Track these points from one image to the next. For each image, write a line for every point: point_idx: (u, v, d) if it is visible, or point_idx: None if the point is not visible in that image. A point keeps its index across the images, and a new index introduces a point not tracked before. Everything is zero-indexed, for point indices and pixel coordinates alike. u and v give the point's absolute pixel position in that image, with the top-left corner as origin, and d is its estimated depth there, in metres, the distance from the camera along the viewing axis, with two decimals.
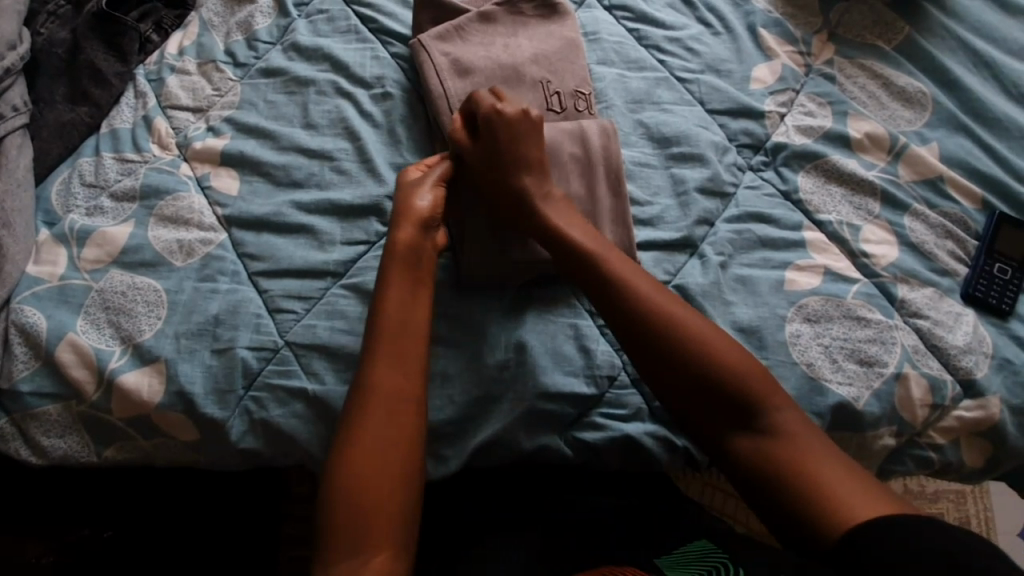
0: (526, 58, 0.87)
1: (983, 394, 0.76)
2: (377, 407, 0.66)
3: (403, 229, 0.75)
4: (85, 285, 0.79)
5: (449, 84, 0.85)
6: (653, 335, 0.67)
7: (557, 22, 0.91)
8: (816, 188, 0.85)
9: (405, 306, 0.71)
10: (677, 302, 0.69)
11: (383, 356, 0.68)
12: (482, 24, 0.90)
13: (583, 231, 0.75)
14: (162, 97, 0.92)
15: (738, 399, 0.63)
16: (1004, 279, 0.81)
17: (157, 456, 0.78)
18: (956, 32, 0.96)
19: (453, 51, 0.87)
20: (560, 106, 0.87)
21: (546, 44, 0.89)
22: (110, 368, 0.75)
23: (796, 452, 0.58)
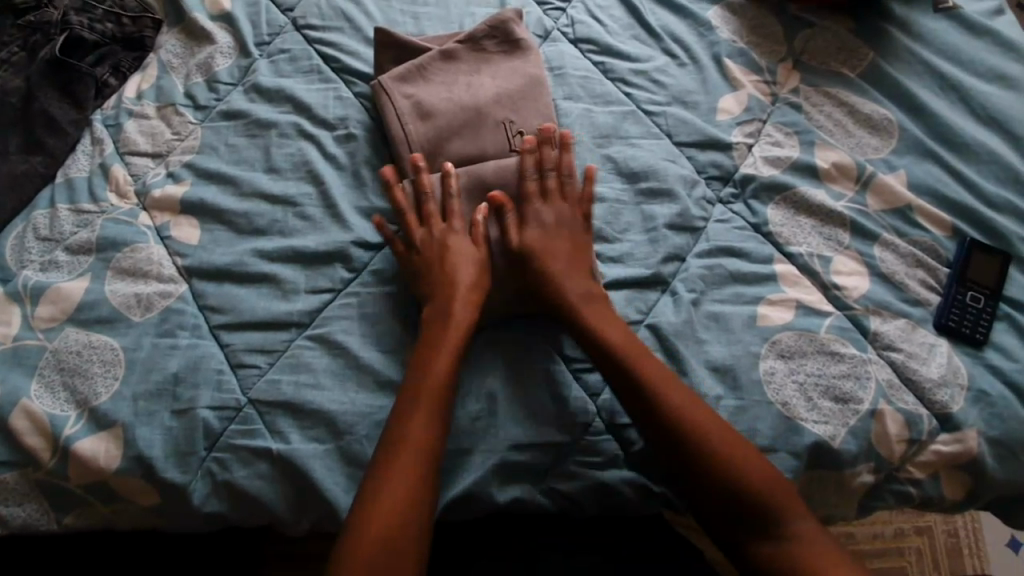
0: (490, 98, 0.86)
1: (960, 428, 0.75)
2: (380, 513, 0.64)
3: (437, 293, 0.76)
4: (39, 345, 0.77)
5: (412, 128, 0.84)
6: (675, 424, 0.69)
7: (520, 58, 0.90)
8: (785, 220, 0.85)
9: (421, 387, 0.70)
10: (682, 388, 0.71)
11: (394, 458, 0.66)
12: (445, 62, 0.89)
13: (611, 320, 0.76)
14: (120, 143, 0.90)
15: (754, 505, 0.66)
16: (977, 307, 0.80)
17: (120, 520, 0.75)
18: (921, 56, 0.97)
19: (415, 93, 0.86)
20: (524, 149, 0.86)
21: (509, 82, 0.88)
22: (64, 435, 0.72)
23: (809, 558, 0.63)
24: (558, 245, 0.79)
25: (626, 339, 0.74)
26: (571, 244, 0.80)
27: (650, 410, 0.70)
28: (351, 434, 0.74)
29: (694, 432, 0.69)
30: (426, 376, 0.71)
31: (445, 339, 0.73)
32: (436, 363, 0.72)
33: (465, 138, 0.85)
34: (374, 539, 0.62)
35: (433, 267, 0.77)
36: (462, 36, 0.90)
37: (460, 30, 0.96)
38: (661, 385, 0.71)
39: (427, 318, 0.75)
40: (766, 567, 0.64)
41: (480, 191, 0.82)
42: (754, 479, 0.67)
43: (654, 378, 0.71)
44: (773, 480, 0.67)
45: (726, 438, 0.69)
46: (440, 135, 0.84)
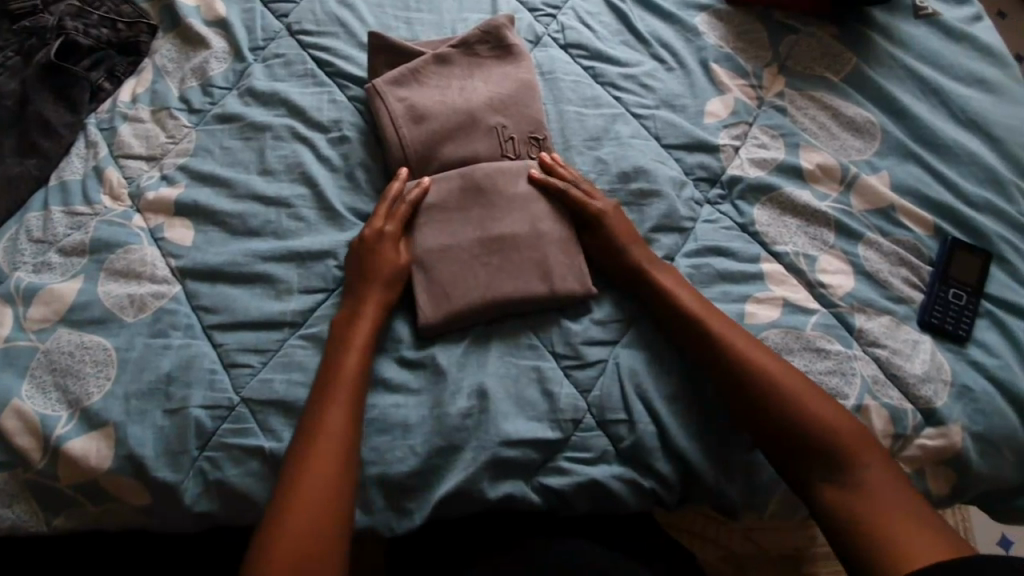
0: (482, 102, 0.88)
1: (944, 423, 0.77)
2: (297, 520, 0.63)
3: (354, 296, 0.77)
4: (31, 346, 0.77)
5: (405, 132, 0.85)
6: (752, 383, 0.72)
7: (512, 63, 0.92)
8: (772, 220, 0.86)
9: (333, 390, 0.71)
10: (761, 348, 0.75)
11: (308, 461, 0.66)
12: (438, 67, 0.90)
13: (685, 291, 0.79)
14: (114, 146, 0.90)
15: (823, 455, 0.68)
16: (960, 304, 0.82)
17: (110, 521, 0.75)
18: (903, 61, 0.99)
19: (408, 97, 0.87)
20: (515, 152, 0.87)
21: (500, 87, 0.89)
22: (56, 435, 0.72)
23: (876, 506, 0.65)
24: (620, 225, 0.82)
25: (703, 303, 0.78)
26: (631, 227, 0.83)
27: (736, 373, 0.73)
28: None
29: (789, 390, 0.71)
30: (335, 379, 0.72)
31: (355, 339, 0.74)
32: (348, 370, 0.72)
33: (457, 141, 0.86)
34: (292, 527, 0.63)
35: (360, 266, 0.78)
36: (455, 41, 0.92)
37: (452, 36, 0.97)
38: (738, 346, 0.74)
39: (338, 321, 0.76)
40: (834, 514, 0.66)
41: (468, 197, 0.83)
42: (828, 430, 0.69)
43: (737, 343, 0.74)
44: (850, 429, 0.69)
45: (812, 396, 0.71)
46: (433, 138, 0.86)
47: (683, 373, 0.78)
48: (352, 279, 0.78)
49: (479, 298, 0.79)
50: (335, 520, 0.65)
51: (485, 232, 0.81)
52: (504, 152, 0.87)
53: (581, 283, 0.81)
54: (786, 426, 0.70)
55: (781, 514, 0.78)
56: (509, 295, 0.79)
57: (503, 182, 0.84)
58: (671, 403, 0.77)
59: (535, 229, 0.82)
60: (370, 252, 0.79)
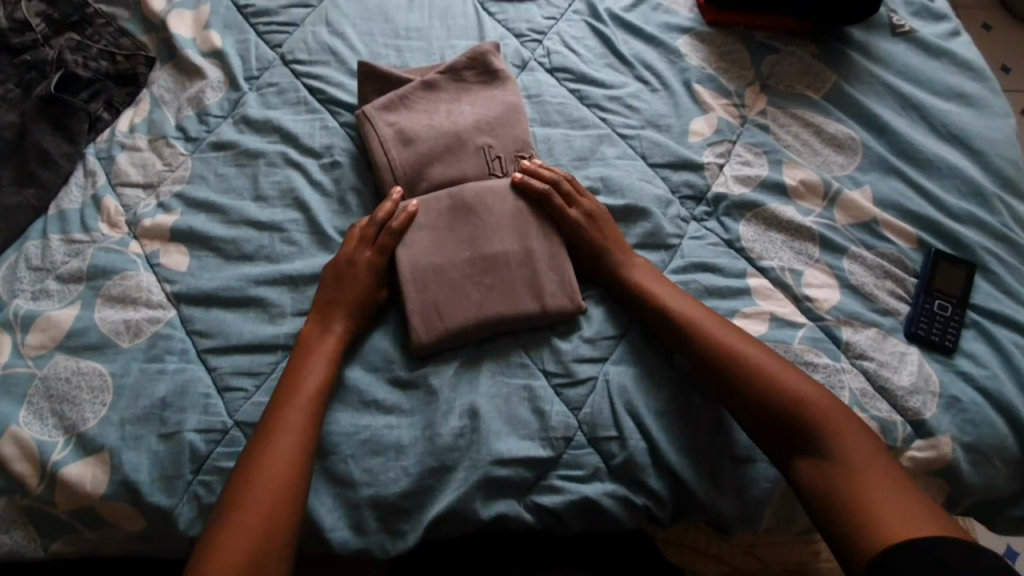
0: (469, 125, 0.90)
1: (934, 434, 0.77)
2: (241, 528, 0.64)
3: (322, 310, 0.79)
4: (28, 373, 0.78)
5: (394, 155, 0.87)
6: (730, 371, 0.74)
7: (498, 87, 0.94)
8: (756, 235, 0.88)
9: (293, 397, 0.72)
10: (740, 334, 0.77)
11: (254, 471, 0.67)
12: (425, 92, 0.92)
13: (665, 290, 0.81)
14: (112, 175, 0.92)
15: (802, 432, 0.69)
16: (945, 315, 0.83)
17: (106, 546, 0.76)
18: (881, 78, 1.02)
19: (398, 122, 0.89)
20: (503, 171, 0.89)
21: (487, 110, 0.91)
22: (51, 461, 0.73)
23: (851, 476, 0.65)
24: (604, 228, 0.85)
25: (685, 299, 0.80)
26: (614, 231, 0.85)
27: (718, 373, 0.75)
28: (336, 454, 0.75)
29: (771, 383, 0.72)
30: (289, 390, 0.73)
31: (320, 351, 0.76)
32: (304, 381, 0.74)
33: (445, 162, 0.88)
34: (242, 532, 0.63)
35: (333, 278, 0.80)
36: (442, 67, 0.94)
37: (441, 62, 1.00)
38: (717, 337, 0.76)
39: (303, 335, 0.78)
40: (812, 487, 0.67)
41: (458, 218, 0.84)
42: (803, 408, 0.70)
43: (721, 338, 0.76)
44: (834, 412, 0.70)
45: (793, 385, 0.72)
46: (421, 160, 0.88)
47: (670, 370, 0.80)
48: (327, 290, 0.80)
49: (472, 323, 0.80)
50: (279, 529, 0.65)
51: (476, 252, 0.83)
52: (492, 170, 0.89)
53: (569, 298, 0.82)
54: (766, 407, 0.72)
55: (776, 528, 0.79)
56: (501, 313, 0.80)
57: (494, 201, 0.85)
58: (663, 419, 0.77)
59: (525, 247, 0.83)
60: (342, 269, 0.80)
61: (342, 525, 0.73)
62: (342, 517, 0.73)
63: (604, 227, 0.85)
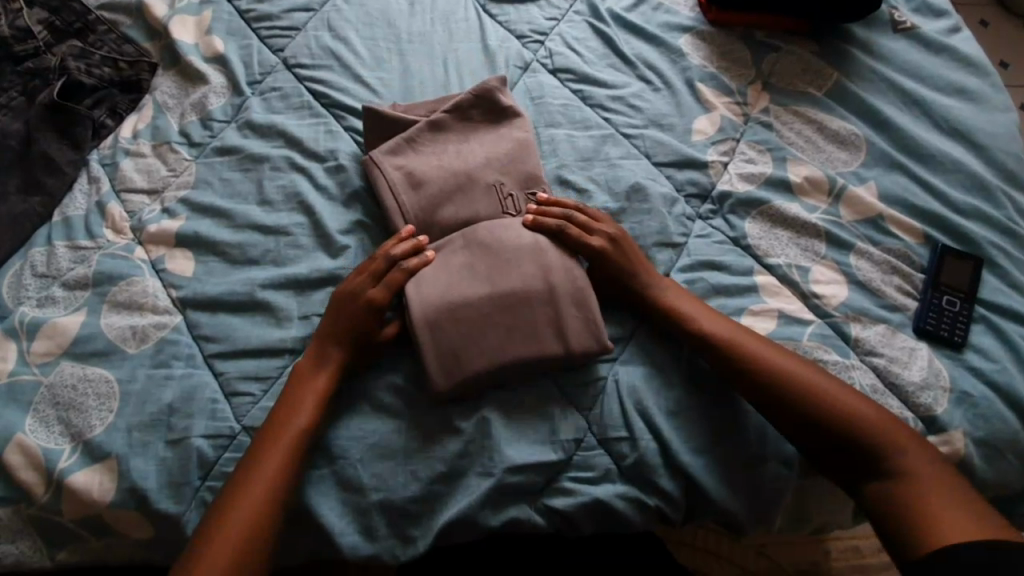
0: (479, 163, 0.86)
1: (945, 430, 0.77)
2: (223, 541, 0.65)
3: (328, 342, 0.76)
4: (34, 381, 0.77)
5: (404, 200, 0.84)
6: (782, 394, 0.73)
7: (507, 124, 0.90)
8: (763, 233, 0.88)
9: (289, 419, 0.71)
10: (790, 356, 0.76)
11: (253, 471, 0.68)
12: (433, 133, 0.88)
13: (706, 313, 0.79)
14: (116, 181, 0.92)
15: (865, 450, 0.70)
16: (954, 310, 0.83)
17: (115, 554, 0.75)
18: (883, 74, 1.02)
19: (404, 165, 0.86)
20: (516, 209, 0.85)
21: (496, 147, 0.88)
22: (58, 469, 0.73)
23: (916, 490, 0.67)
24: (629, 255, 0.82)
25: (723, 323, 0.78)
26: (637, 256, 0.83)
27: (758, 392, 0.74)
28: (344, 460, 0.74)
29: (822, 399, 0.72)
30: (293, 408, 0.72)
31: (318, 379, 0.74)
32: (304, 403, 0.73)
33: (457, 203, 0.84)
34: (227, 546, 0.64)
35: (340, 310, 0.77)
36: (448, 105, 0.89)
37: (446, 95, 0.96)
38: (759, 361, 0.75)
39: (300, 365, 0.76)
40: (880, 502, 0.68)
41: (476, 256, 0.80)
42: (863, 426, 0.71)
43: (772, 359, 0.75)
44: (895, 428, 0.71)
45: (838, 399, 0.72)
46: (433, 202, 0.84)
47: (706, 395, 0.78)
48: (333, 320, 0.77)
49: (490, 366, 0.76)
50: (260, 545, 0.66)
51: (493, 290, 0.78)
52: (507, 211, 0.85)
53: (593, 340, 0.78)
54: (823, 427, 0.71)
55: (786, 527, 0.78)
56: (523, 356, 0.76)
57: (508, 237, 0.80)
58: (675, 421, 0.77)
59: (548, 283, 0.79)
60: (346, 300, 0.77)
61: (352, 531, 0.72)
62: (351, 522, 0.73)
63: (630, 256, 0.82)
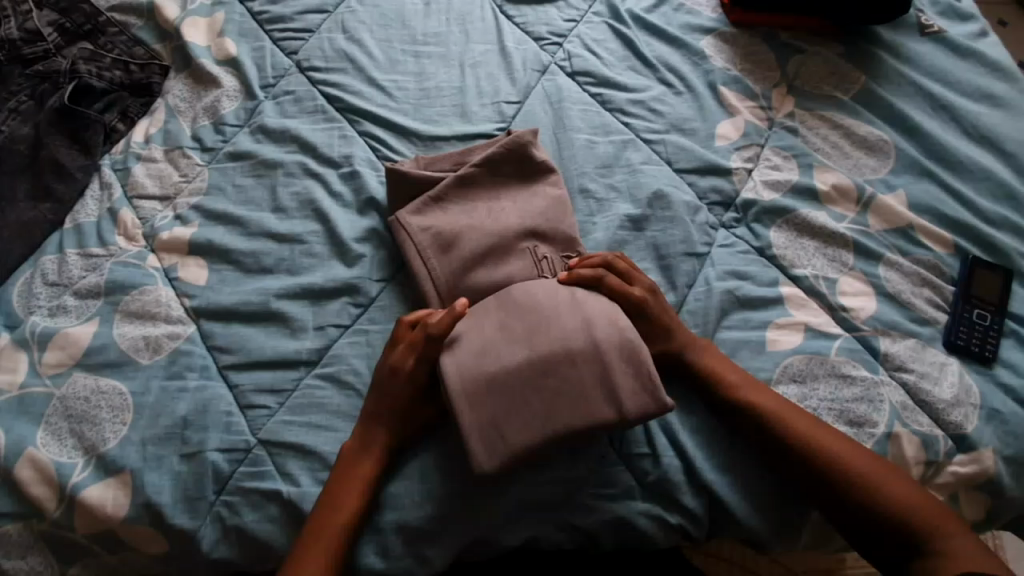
0: (513, 224, 0.81)
1: (976, 448, 0.75)
2: None
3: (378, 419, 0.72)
4: (46, 392, 0.76)
5: (434, 264, 0.79)
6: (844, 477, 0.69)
7: (538, 181, 0.86)
8: (789, 243, 0.86)
9: (338, 496, 0.69)
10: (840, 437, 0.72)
11: (317, 525, 0.68)
12: (461, 189, 0.84)
13: (755, 388, 0.75)
14: (128, 187, 0.91)
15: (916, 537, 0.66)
16: (984, 324, 0.80)
17: (127, 569, 0.74)
18: (910, 78, 0.99)
19: (434, 225, 0.81)
20: (553, 272, 0.80)
21: (530, 205, 0.83)
22: (71, 483, 0.71)
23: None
24: (667, 316, 0.78)
25: (773, 399, 0.74)
26: (671, 315, 0.78)
27: (802, 468, 0.71)
28: None
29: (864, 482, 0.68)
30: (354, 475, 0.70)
31: (364, 457, 0.71)
32: (351, 481, 0.69)
33: (490, 267, 0.79)
34: None
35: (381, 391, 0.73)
36: (477, 159, 0.85)
37: (472, 145, 0.91)
38: (819, 443, 0.71)
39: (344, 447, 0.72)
40: None
41: (510, 313, 0.73)
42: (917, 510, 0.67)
43: (822, 440, 0.71)
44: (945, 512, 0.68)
45: (885, 475, 0.69)
46: (464, 266, 0.79)
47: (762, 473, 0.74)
48: (373, 404, 0.73)
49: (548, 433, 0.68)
50: None
51: (534, 347, 0.71)
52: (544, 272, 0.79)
53: (653, 395, 0.70)
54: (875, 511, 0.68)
55: (812, 544, 0.76)
56: (575, 423, 0.69)
57: (543, 293, 0.74)
58: (701, 437, 0.76)
59: (593, 338, 0.71)
60: (383, 378, 0.73)
61: (370, 548, 0.71)
62: (368, 539, 0.71)
63: (667, 315, 0.78)
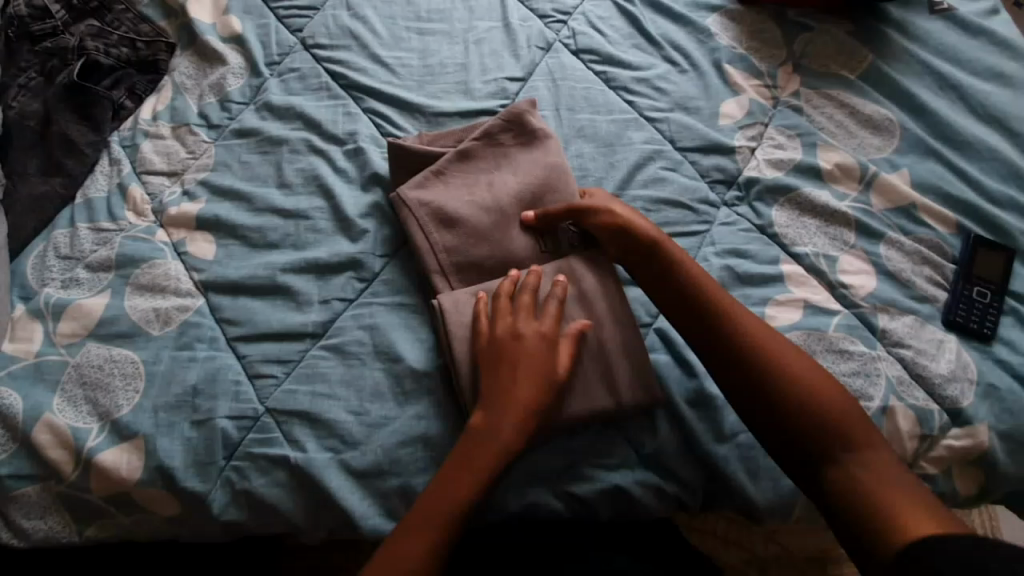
0: (514, 196, 0.82)
1: (971, 423, 0.76)
2: None
3: (499, 398, 0.69)
4: (61, 361, 0.78)
5: (436, 239, 0.80)
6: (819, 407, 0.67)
7: (540, 149, 0.86)
8: (790, 221, 0.86)
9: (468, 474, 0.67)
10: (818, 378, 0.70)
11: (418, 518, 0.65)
12: (461, 163, 0.85)
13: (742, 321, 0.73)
14: (137, 163, 0.92)
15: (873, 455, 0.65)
16: (984, 302, 0.81)
17: (141, 530, 0.77)
18: (919, 57, 0.98)
19: (435, 200, 0.82)
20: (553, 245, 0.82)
21: (531, 175, 0.84)
22: (87, 447, 0.74)
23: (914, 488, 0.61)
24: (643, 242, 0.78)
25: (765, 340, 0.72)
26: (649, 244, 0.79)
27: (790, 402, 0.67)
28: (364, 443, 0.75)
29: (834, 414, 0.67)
30: (463, 466, 0.67)
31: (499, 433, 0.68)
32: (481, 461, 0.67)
33: (492, 242, 0.81)
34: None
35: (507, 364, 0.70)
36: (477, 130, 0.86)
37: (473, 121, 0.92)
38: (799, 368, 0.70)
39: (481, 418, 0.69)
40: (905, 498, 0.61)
41: None
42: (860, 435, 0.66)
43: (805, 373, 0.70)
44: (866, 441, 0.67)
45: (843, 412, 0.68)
46: (468, 242, 0.80)
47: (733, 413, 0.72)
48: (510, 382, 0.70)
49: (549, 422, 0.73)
50: None
51: None
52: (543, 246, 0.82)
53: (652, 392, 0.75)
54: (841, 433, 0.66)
55: (806, 519, 0.76)
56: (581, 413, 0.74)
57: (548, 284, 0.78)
58: (700, 409, 0.77)
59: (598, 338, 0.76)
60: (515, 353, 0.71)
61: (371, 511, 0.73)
62: (373, 504, 0.74)
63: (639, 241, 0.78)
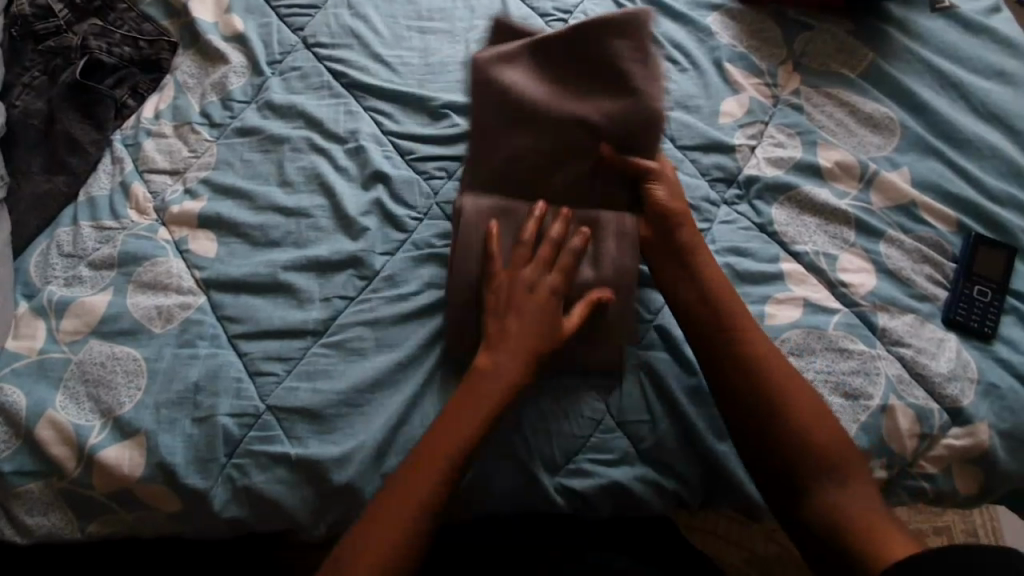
0: (578, 129, 0.81)
1: (971, 421, 0.76)
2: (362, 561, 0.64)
3: (496, 341, 0.73)
4: (63, 358, 0.79)
5: (488, 119, 0.82)
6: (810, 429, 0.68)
7: (649, 81, 0.83)
8: (790, 219, 0.86)
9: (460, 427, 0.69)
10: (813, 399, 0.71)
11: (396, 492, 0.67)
12: (577, 70, 0.84)
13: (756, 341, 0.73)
14: (139, 161, 0.93)
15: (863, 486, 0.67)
16: (985, 301, 0.81)
17: (143, 526, 0.77)
18: (921, 56, 0.98)
19: (506, 89, 0.82)
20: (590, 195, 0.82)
21: (637, 111, 0.81)
22: (89, 444, 0.75)
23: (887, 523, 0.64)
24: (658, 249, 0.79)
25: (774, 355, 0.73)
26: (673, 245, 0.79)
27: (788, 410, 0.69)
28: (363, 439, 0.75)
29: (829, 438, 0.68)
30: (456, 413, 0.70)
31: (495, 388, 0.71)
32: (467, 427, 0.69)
33: (542, 162, 0.81)
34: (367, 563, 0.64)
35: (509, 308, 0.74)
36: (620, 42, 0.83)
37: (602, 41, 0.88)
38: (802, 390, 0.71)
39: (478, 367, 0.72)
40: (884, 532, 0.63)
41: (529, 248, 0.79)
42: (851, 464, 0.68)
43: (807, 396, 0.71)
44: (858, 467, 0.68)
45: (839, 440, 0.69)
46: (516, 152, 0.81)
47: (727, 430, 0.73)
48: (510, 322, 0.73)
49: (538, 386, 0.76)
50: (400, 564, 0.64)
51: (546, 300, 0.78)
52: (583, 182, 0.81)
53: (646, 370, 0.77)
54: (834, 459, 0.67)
55: None
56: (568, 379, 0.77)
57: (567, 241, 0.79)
58: (700, 405, 0.77)
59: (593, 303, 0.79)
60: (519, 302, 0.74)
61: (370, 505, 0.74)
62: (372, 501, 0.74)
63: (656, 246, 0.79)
